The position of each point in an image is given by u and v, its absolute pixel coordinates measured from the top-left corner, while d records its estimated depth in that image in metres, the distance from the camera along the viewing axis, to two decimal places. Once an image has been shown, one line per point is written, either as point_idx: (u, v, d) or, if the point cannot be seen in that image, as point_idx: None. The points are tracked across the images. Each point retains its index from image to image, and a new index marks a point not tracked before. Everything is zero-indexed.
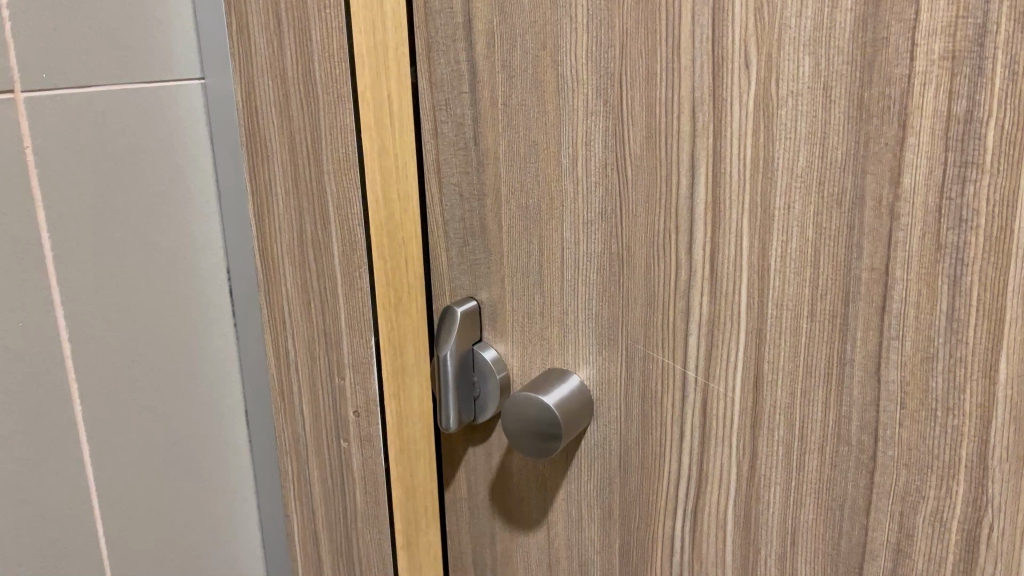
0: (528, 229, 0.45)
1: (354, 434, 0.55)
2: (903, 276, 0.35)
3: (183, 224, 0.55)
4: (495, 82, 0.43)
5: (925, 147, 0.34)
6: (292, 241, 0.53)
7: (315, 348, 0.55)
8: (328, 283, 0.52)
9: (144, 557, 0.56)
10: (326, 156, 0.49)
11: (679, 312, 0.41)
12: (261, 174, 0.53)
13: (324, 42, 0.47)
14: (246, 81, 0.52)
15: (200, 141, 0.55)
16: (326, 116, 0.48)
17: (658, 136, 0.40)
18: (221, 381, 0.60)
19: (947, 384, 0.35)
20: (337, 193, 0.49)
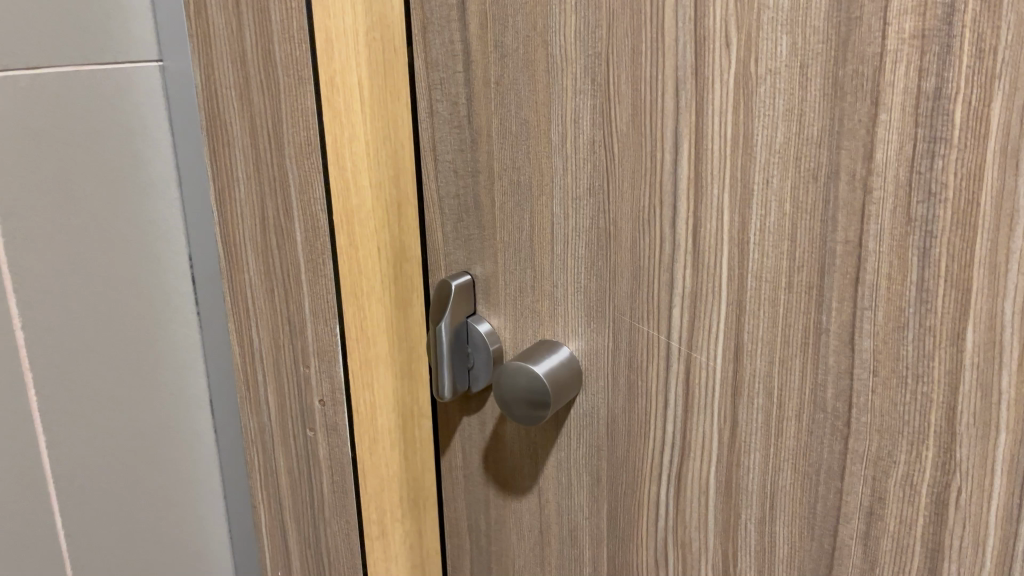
0: (520, 204, 0.46)
1: (319, 423, 0.54)
2: (876, 247, 0.37)
3: (147, 212, 0.54)
4: (487, 62, 0.45)
5: (896, 123, 0.35)
6: (254, 227, 0.52)
7: (280, 335, 0.53)
8: (292, 270, 0.51)
9: (112, 542, 0.58)
10: (286, 137, 0.48)
11: (663, 284, 0.43)
12: (223, 159, 0.51)
13: (284, 23, 0.46)
14: (205, 67, 0.50)
15: (158, 126, 0.53)
16: (288, 97, 0.48)
17: (642, 113, 0.41)
18: (188, 375, 0.58)
19: (918, 352, 0.37)
20: (299, 179, 0.49)
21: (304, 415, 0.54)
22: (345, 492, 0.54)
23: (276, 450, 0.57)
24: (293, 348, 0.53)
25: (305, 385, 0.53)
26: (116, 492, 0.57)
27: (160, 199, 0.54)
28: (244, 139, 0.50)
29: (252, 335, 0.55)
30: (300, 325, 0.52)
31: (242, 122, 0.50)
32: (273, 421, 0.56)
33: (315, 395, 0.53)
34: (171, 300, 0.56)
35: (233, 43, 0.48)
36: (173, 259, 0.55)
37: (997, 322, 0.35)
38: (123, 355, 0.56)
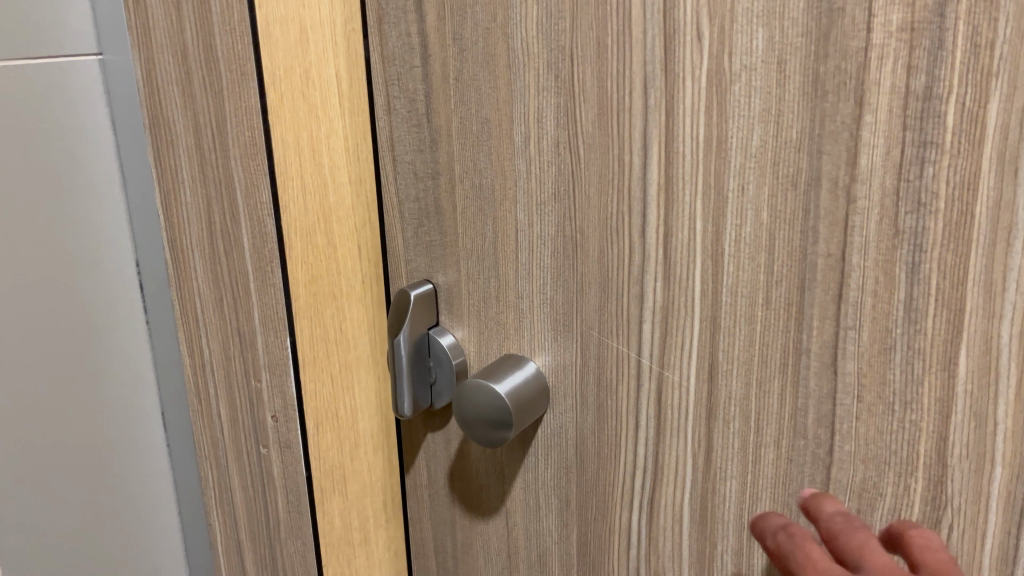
0: (482, 209, 0.43)
1: (272, 440, 0.55)
2: (860, 262, 0.33)
3: (90, 219, 0.57)
4: (446, 56, 0.42)
5: (882, 126, 0.31)
6: (201, 232, 0.53)
7: (230, 347, 0.55)
8: (239, 279, 0.52)
9: (71, 542, 0.61)
10: (231, 135, 0.49)
11: (633, 298, 0.39)
12: (166, 159, 0.52)
13: (224, 14, 0.46)
14: (145, 59, 0.51)
15: (100, 123, 0.57)
16: (230, 93, 0.48)
17: (609, 112, 0.38)
18: (134, 371, 0.62)
19: (906, 377, 0.33)
20: (244, 180, 0.49)
21: (257, 433, 0.56)
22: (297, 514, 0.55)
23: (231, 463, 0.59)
24: (244, 360, 0.54)
25: (257, 399, 0.55)
26: (106, 495, 0.62)
27: (104, 200, 0.58)
28: (188, 139, 0.51)
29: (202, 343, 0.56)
30: (249, 338, 0.53)
31: (186, 118, 0.50)
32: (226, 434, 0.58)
33: (268, 410, 0.54)
34: (113, 302, 0.60)
35: (172, 35, 0.49)
36: (119, 259, 0.60)
37: (993, 346, 0.31)
38: (80, 364, 0.59)
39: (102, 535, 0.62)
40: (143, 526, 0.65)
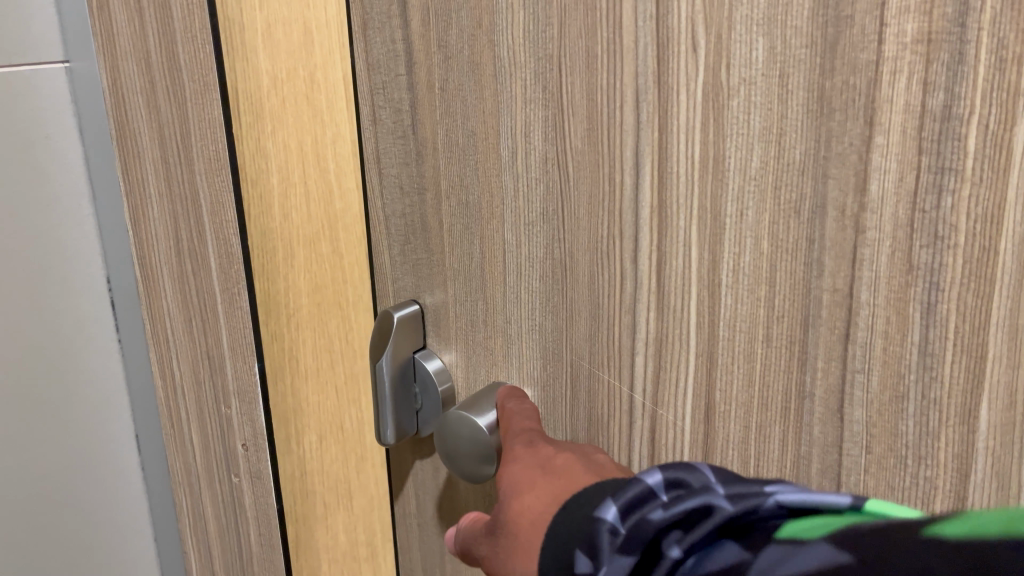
0: (469, 227, 0.40)
1: (243, 469, 0.59)
2: (869, 300, 0.30)
3: (64, 248, 0.61)
4: (430, 65, 0.39)
5: (896, 148, 0.28)
6: (169, 252, 0.56)
7: (200, 372, 0.58)
8: (208, 300, 0.55)
9: (54, 557, 0.65)
10: (196, 150, 0.50)
11: (624, 328, 0.36)
12: (135, 172, 0.56)
13: (186, 21, 0.48)
14: (111, 71, 0.54)
15: (68, 133, 0.59)
16: (194, 103, 0.49)
17: (599, 128, 0.35)
18: (107, 388, 0.65)
19: (920, 430, 0.30)
20: (210, 197, 0.51)
21: (229, 462, 0.59)
22: (271, 545, 0.59)
23: (203, 488, 0.64)
24: (213, 384, 0.57)
25: (229, 426, 0.58)
26: (82, 508, 0.66)
27: (72, 214, 0.60)
28: (153, 153, 0.54)
29: (172, 363, 0.61)
30: (219, 363, 0.56)
31: (151, 131, 0.53)
32: (199, 464, 0.63)
33: (238, 438, 0.57)
34: (82, 319, 0.63)
35: (136, 42, 0.51)
36: (88, 274, 0.62)
37: (1019, 399, 0.27)
38: (55, 384, 0.62)
39: (83, 547, 0.67)
40: (122, 541, 0.69)
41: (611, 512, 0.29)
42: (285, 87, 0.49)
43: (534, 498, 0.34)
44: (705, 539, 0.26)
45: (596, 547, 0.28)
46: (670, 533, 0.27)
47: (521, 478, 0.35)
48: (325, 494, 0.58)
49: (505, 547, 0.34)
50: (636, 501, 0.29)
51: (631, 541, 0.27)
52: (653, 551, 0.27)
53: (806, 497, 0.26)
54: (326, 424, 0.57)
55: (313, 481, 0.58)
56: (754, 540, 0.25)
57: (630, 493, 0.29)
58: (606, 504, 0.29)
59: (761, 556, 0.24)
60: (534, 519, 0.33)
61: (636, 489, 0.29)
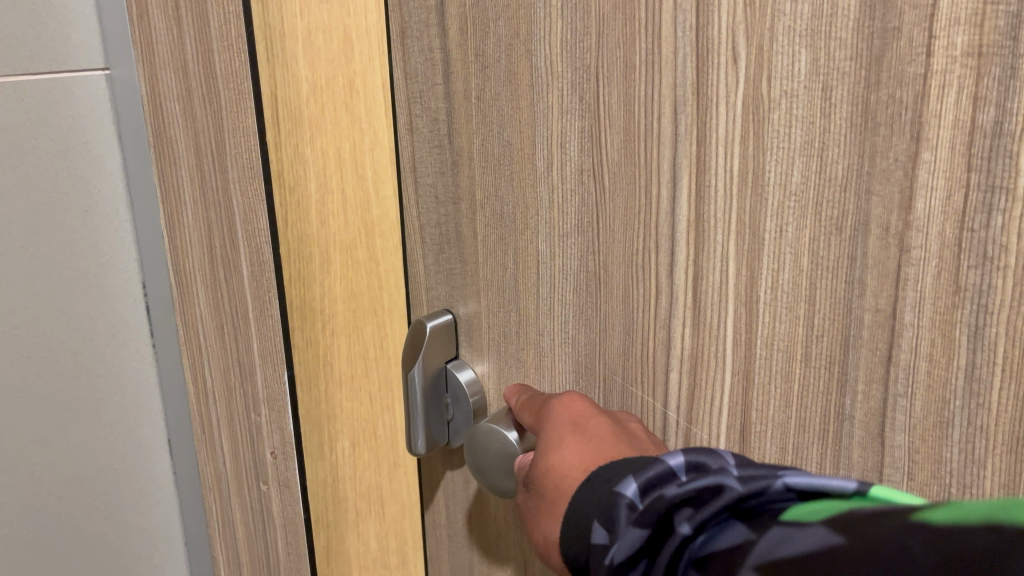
0: (504, 238, 0.40)
1: (271, 478, 0.60)
2: (913, 320, 0.29)
3: (107, 255, 0.62)
4: (468, 75, 0.39)
5: (944, 166, 0.27)
6: (202, 261, 0.57)
7: (231, 379, 0.59)
8: (240, 307, 0.56)
9: (92, 555, 0.67)
10: (229, 159, 0.51)
11: (659, 344, 0.36)
12: (171, 180, 0.57)
13: (222, 29, 0.48)
14: (150, 83, 0.55)
15: (107, 140, 0.60)
16: (229, 113, 0.50)
17: (636, 142, 0.34)
18: (141, 390, 0.67)
19: (965, 458, 0.29)
20: (243, 207, 0.52)
21: (258, 470, 0.60)
22: (299, 554, 0.60)
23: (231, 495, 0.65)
24: (245, 393, 0.58)
25: (258, 433, 0.59)
26: (119, 510, 0.67)
27: (110, 220, 0.62)
28: (188, 160, 0.55)
29: (205, 370, 0.62)
30: (250, 369, 0.57)
31: (186, 138, 0.54)
32: (228, 468, 0.64)
33: (268, 446, 0.58)
34: (121, 323, 0.64)
35: (174, 51, 0.52)
36: (124, 278, 0.64)
37: None
38: (101, 386, 0.64)
39: (119, 548, 0.68)
40: (154, 544, 0.70)
41: (630, 489, 0.30)
42: (325, 93, 0.49)
43: (563, 463, 0.35)
44: (714, 518, 0.27)
45: (614, 520, 0.30)
46: (682, 511, 0.28)
47: (550, 441, 0.37)
48: (357, 501, 0.58)
49: (533, 505, 0.36)
50: (655, 481, 0.30)
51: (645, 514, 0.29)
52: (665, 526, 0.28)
53: (812, 481, 0.27)
54: (358, 429, 0.57)
55: (345, 487, 0.58)
56: (759, 522, 0.26)
57: (649, 472, 0.30)
58: (626, 482, 0.31)
59: (763, 538, 0.25)
60: (558, 483, 0.35)
61: (656, 469, 0.30)
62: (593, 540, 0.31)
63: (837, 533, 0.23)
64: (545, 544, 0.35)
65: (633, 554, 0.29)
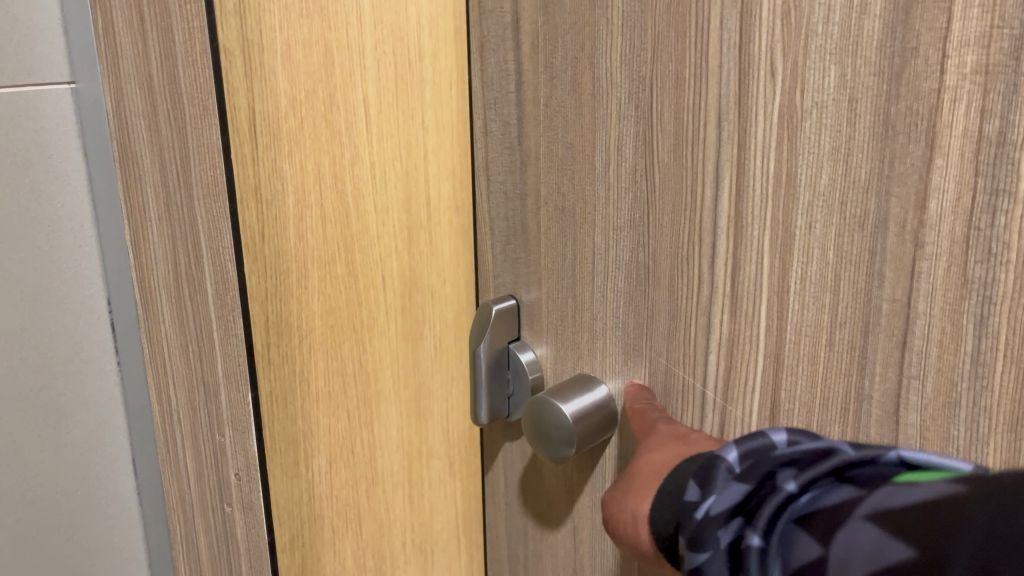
0: (564, 230, 0.44)
1: (236, 501, 0.51)
2: (926, 309, 0.32)
3: (64, 266, 0.55)
4: (537, 83, 0.43)
5: (954, 170, 0.30)
6: (167, 273, 0.49)
7: (197, 396, 0.51)
8: (203, 326, 0.48)
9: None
10: (194, 174, 0.44)
11: (700, 328, 0.40)
12: (136, 195, 0.49)
13: (187, 45, 0.42)
14: (115, 85, 0.48)
15: (69, 153, 0.54)
16: (192, 128, 0.43)
17: (685, 144, 0.38)
18: (101, 409, 0.59)
19: (970, 435, 0.32)
20: (207, 225, 0.45)
21: (222, 492, 0.52)
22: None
23: (196, 515, 0.55)
24: (208, 414, 0.50)
25: (221, 455, 0.50)
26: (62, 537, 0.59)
27: (73, 236, 0.55)
28: (154, 175, 0.47)
29: (169, 390, 0.53)
30: (213, 388, 0.49)
31: (151, 148, 0.47)
32: (192, 489, 0.55)
33: (230, 467, 0.50)
34: (85, 343, 0.57)
35: (138, 63, 0.45)
36: (88, 295, 0.57)
37: None
38: (50, 409, 0.57)
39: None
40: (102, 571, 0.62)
41: (731, 454, 0.34)
42: (305, 106, 0.49)
43: (661, 456, 0.38)
44: (820, 478, 0.31)
45: (711, 478, 0.33)
46: (785, 471, 0.32)
47: (651, 445, 0.39)
48: (333, 520, 0.57)
49: (622, 490, 0.39)
50: (759, 450, 0.33)
51: (751, 472, 0.32)
52: (768, 483, 0.32)
53: (924, 457, 0.30)
54: (334, 447, 0.56)
55: (321, 506, 0.56)
56: (864, 483, 0.30)
57: (753, 443, 0.34)
58: (726, 449, 0.34)
59: (874, 493, 0.29)
60: (655, 471, 0.38)
61: (761, 441, 0.34)
62: (686, 499, 0.34)
63: (954, 484, 0.27)
64: (634, 521, 0.38)
65: (731, 507, 0.32)
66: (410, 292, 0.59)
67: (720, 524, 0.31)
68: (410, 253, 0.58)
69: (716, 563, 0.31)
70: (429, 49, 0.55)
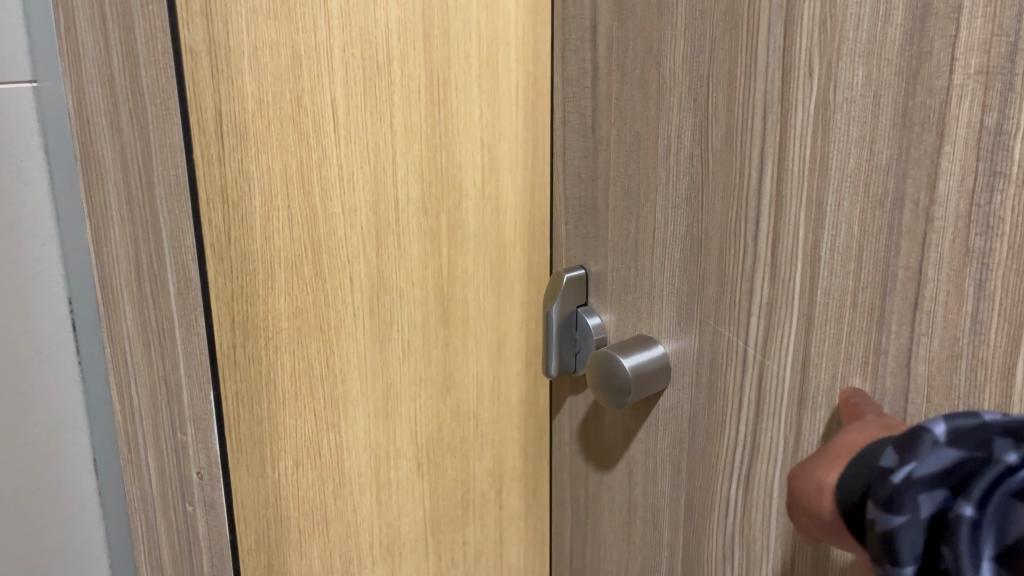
0: (629, 207, 0.51)
1: (196, 498, 0.58)
2: (934, 276, 0.37)
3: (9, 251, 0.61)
4: (610, 79, 0.50)
5: (959, 156, 0.36)
6: (129, 270, 0.55)
7: (157, 395, 0.57)
8: (165, 325, 0.54)
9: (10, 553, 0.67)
10: (157, 174, 0.51)
11: (745, 293, 0.46)
12: (96, 193, 0.54)
13: (149, 44, 0.48)
14: (76, 86, 0.53)
15: (34, 153, 0.60)
16: (155, 127, 0.50)
17: (735, 133, 0.44)
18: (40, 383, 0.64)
19: (970, 383, 0.37)
20: (169, 224, 0.52)
21: (183, 489, 0.58)
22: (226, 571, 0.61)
23: (158, 516, 0.61)
24: (172, 412, 0.57)
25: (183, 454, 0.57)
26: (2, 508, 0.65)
27: (36, 237, 0.62)
28: (115, 172, 0.53)
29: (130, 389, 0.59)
30: (177, 387, 0.56)
31: (111, 148, 0.52)
32: (154, 489, 0.61)
33: (193, 466, 0.57)
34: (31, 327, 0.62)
35: (100, 63, 0.50)
36: (50, 293, 0.63)
37: None
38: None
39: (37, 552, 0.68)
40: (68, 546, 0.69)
41: (938, 427, 0.30)
42: (271, 107, 0.66)
43: (859, 436, 0.36)
44: None
45: (913, 446, 0.30)
46: (1004, 445, 0.29)
47: (851, 430, 0.37)
48: (299, 520, 0.77)
49: (810, 461, 0.36)
50: (972, 427, 0.30)
51: (963, 441, 0.29)
52: (982, 455, 0.29)
53: None
54: (300, 449, 0.76)
55: (288, 506, 0.76)
56: None
57: (964, 419, 0.30)
58: (932, 420, 0.31)
59: None
60: (849, 445, 0.35)
61: (974, 419, 0.30)
62: (881, 464, 0.31)
63: None
64: (817, 491, 0.35)
65: (935, 474, 0.29)
66: (374, 295, 0.80)
67: (922, 489, 0.29)
68: (378, 255, 0.79)
69: (912, 531, 0.29)
70: (397, 55, 0.75)
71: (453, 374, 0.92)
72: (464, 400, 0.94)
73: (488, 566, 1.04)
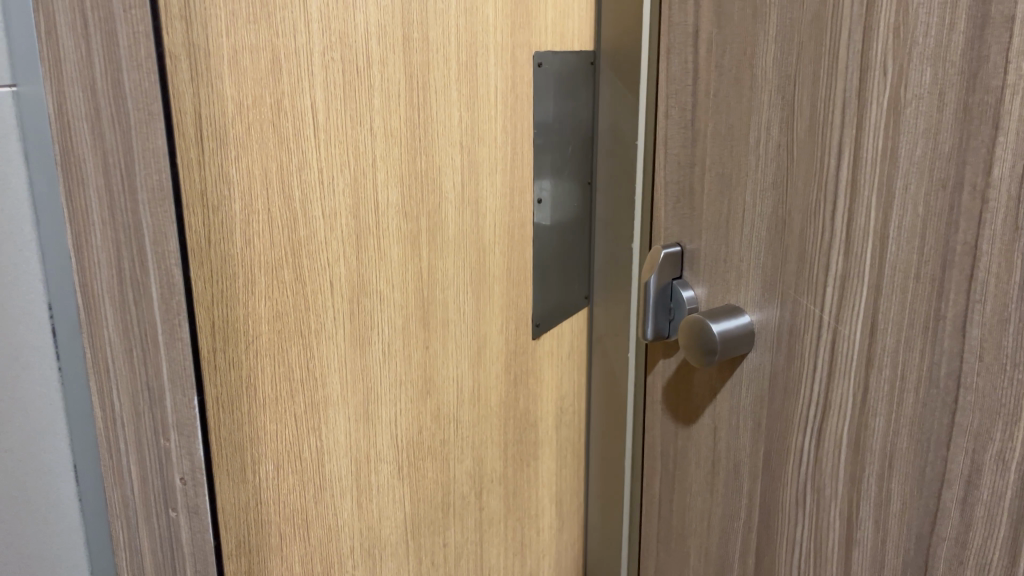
0: (722, 190, 0.58)
1: (180, 504, 0.57)
2: (988, 249, 0.43)
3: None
4: (710, 78, 0.57)
5: (1011, 145, 0.41)
6: (111, 276, 0.53)
7: (140, 401, 0.55)
8: (145, 324, 0.53)
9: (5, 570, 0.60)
10: (139, 179, 0.50)
11: (821, 267, 0.52)
12: (78, 200, 0.53)
13: (131, 48, 0.47)
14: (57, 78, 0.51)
15: (11, 157, 0.54)
16: (136, 131, 0.49)
17: (817, 126, 0.51)
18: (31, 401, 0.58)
19: (1017, 343, 0.43)
20: (152, 227, 0.51)
21: (167, 494, 0.57)
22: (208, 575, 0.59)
23: (139, 521, 0.59)
24: (153, 415, 0.55)
25: (165, 459, 0.56)
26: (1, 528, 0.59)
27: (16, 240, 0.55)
28: (98, 179, 0.52)
29: (111, 395, 0.57)
30: (159, 393, 0.55)
31: (94, 154, 0.51)
32: (137, 497, 0.59)
33: (176, 472, 0.56)
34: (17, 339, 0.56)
35: (82, 67, 0.50)
36: (27, 300, 0.57)
37: None
38: None
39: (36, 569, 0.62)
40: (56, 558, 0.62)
41: None
42: (252, 110, 0.70)
43: None
44: None
45: None
46: None
47: None
48: (280, 524, 0.81)
49: None
50: None
51: None
52: None
53: None
54: (280, 451, 0.79)
55: (268, 509, 0.79)
56: None
57: None
58: None
59: None
60: None
61: None
62: None
63: None
64: None
65: None
66: (353, 298, 0.85)
67: None
68: (358, 259, 0.85)
69: None
70: (376, 60, 0.83)
71: (434, 379, 1.01)
72: (444, 403, 1.03)
73: (469, 550, 1.16)
